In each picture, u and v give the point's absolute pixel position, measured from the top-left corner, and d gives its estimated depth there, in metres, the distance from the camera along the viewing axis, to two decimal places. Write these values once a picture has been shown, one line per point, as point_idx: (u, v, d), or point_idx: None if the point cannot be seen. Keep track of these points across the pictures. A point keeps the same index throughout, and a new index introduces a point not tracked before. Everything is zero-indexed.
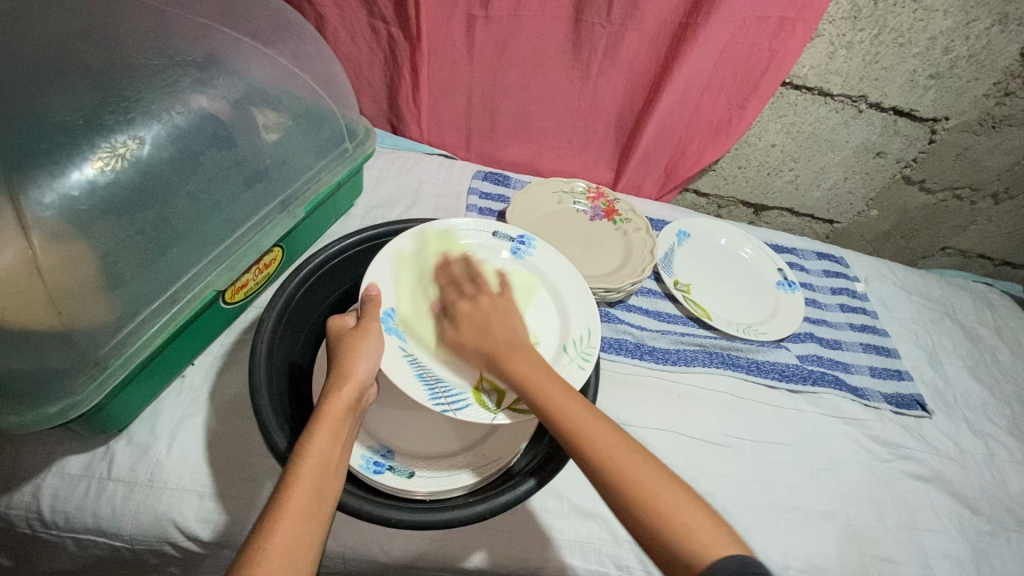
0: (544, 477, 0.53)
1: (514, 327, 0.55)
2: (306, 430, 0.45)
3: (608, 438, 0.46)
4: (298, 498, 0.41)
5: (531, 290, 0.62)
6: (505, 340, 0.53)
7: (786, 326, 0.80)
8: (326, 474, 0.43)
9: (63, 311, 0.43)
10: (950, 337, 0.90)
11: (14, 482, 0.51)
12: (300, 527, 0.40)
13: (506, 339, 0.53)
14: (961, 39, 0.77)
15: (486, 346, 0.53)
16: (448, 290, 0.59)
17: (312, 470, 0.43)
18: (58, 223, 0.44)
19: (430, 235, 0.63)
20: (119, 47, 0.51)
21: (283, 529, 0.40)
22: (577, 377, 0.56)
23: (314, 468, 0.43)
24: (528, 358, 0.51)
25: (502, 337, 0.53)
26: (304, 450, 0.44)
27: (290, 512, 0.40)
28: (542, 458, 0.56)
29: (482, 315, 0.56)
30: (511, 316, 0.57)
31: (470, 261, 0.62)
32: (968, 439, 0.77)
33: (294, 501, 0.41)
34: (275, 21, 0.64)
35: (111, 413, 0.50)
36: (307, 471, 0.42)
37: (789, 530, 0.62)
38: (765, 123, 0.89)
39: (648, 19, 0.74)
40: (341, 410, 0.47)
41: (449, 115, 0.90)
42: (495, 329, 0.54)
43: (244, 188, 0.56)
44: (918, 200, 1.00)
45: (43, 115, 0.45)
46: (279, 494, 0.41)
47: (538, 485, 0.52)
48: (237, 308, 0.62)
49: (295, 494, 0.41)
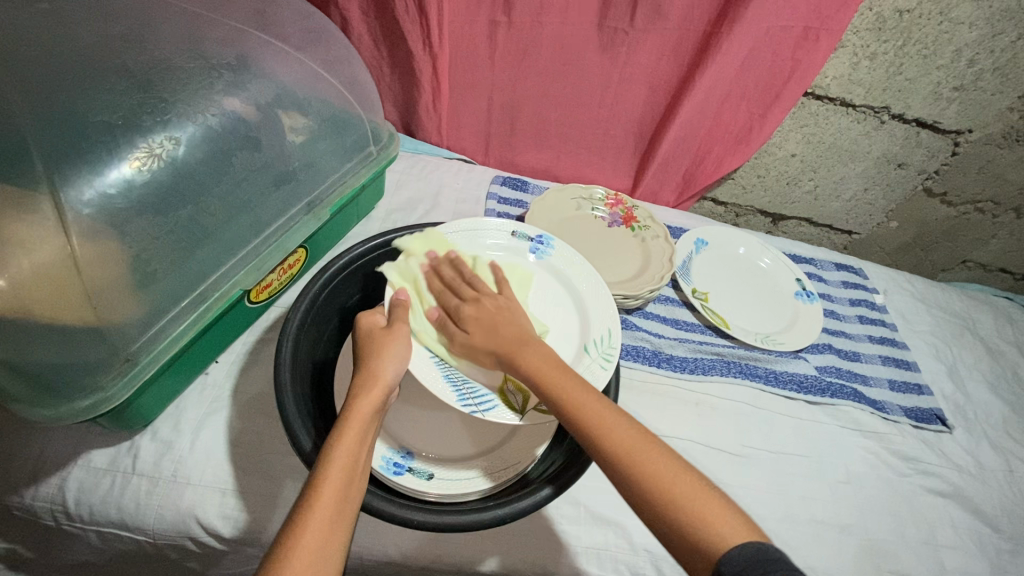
0: (576, 472, 0.54)
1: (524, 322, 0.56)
2: (334, 428, 0.46)
3: (598, 411, 0.47)
4: (328, 497, 0.41)
5: (526, 282, 0.63)
6: (516, 336, 0.53)
7: (805, 336, 0.80)
8: (354, 473, 0.44)
9: (99, 308, 0.44)
10: (970, 352, 0.89)
11: (40, 474, 0.52)
12: (329, 525, 0.40)
13: (515, 332, 0.54)
14: (986, 52, 0.77)
15: (496, 339, 0.53)
16: (446, 295, 0.57)
17: (340, 470, 0.43)
18: (96, 221, 0.44)
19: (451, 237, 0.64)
20: (155, 49, 0.52)
21: (313, 526, 0.40)
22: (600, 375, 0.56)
23: (342, 467, 0.43)
24: (537, 352, 0.51)
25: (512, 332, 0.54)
26: (334, 449, 0.44)
27: (320, 511, 0.41)
28: (572, 451, 0.56)
29: (485, 316, 0.55)
30: (517, 312, 0.57)
31: (459, 264, 0.60)
32: (988, 456, 0.76)
33: (324, 499, 0.41)
34: (305, 25, 0.64)
35: (138, 408, 0.51)
36: (336, 470, 0.43)
37: (805, 543, 0.61)
38: (786, 132, 0.88)
39: (672, 28, 0.74)
40: (370, 409, 0.47)
41: (469, 119, 0.91)
42: (501, 326, 0.54)
43: (272, 189, 0.57)
44: (939, 213, 0.99)
45: (82, 115, 0.46)
46: (308, 493, 0.42)
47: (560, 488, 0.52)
48: (260, 307, 0.63)
49: (324, 494, 0.41)
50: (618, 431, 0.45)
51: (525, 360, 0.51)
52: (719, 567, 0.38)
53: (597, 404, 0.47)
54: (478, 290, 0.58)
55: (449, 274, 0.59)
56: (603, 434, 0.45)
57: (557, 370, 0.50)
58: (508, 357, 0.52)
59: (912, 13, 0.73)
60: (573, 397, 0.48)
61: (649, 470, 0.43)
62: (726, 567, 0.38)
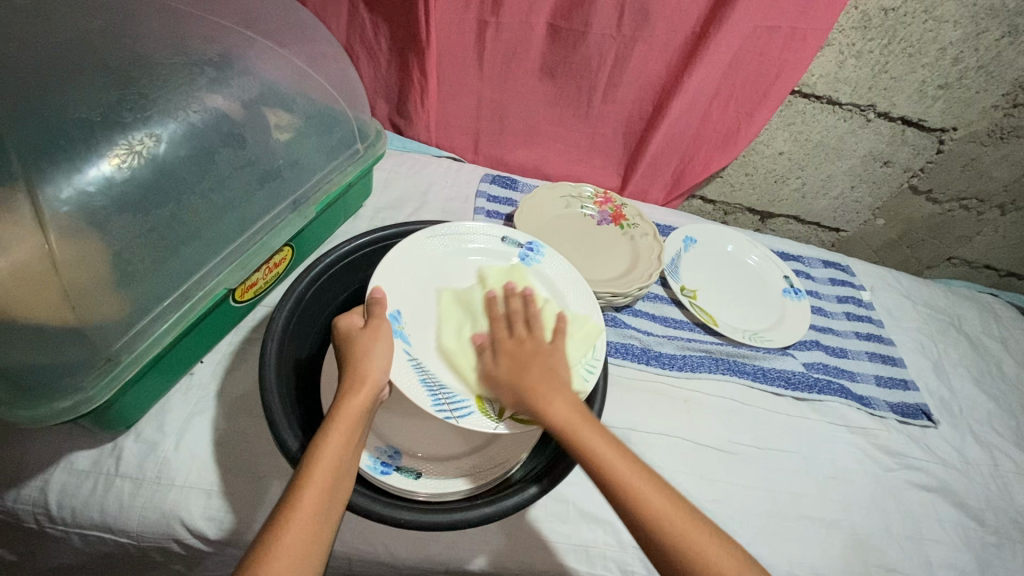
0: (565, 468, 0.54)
1: (561, 369, 0.53)
2: (321, 428, 0.45)
3: (626, 468, 0.46)
4: (312, 498, 0.41)
5: (591, 338, 0.59)
6: (544, 378, 0.52)
7: (793, 333, 0.80)
8: (339, 475, 0.43)
9: (78, 308, 0.43)
10: (956, 348, 0.90)
11: (22, 477, 0.52)
12: (312, 526, 0.40)
13: (548, 377, 0.52)
14: (970, 50, 0.78)
15: (523, 386, 0.51)
16: (499, 325, 0.57)
17: (325, 472, 0.42)
18: (75, 219, 0.44)
19: (439, 240, 0.63)
20: (137, 46, 0.52)
21: (296, 527, 0.40)
22: (582, 385, 0.56)
23: (327, 469, 0.43)
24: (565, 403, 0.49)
25: (544, 382, 0.51)
26: (319, 451, 0.43)
27: (303, 513, 0.40)
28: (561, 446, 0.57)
29: (524, 355, 0.54)
30: (558, 359, 0.54)
31: (530, 303, 0.59)
32: (973, 450, 0.76)
33: (307, 501, 0.41)
34: (291, 22, 0.64)
35: (120, 409, 0.50)
36: (320, 472, 0.42)
37: (793, 538, 0.62)
38: (774, 130, 0.89)
39: (659, 26, 0.74)
40: (357, 411, 0.47)
41: (458, 118, 0.91)
42: (533, 367, 0.52)
43: (257, 187, 0.57)
44: (925, 210, 1.00)
45: (61, 112, 0.45)
46: (292, 493, 0.41)
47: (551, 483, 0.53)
48: (246, 307, 0.62)
49: (306, 496, 0.41)
50: (636, 482, 0.46)
51: (554, 407, 0.49)
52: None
53: (612, 452, 0.47)
54: (531, 332, 0.56)
55: (509, 311, 0.58)
56: (637, 498, 0.45)
57: (588, 425, 0.49)
58: (532, 401, 0.50)
59: (897, 11, 0.74)
60: (592, 446, 0.47)
61: (684, 531, 0.44)
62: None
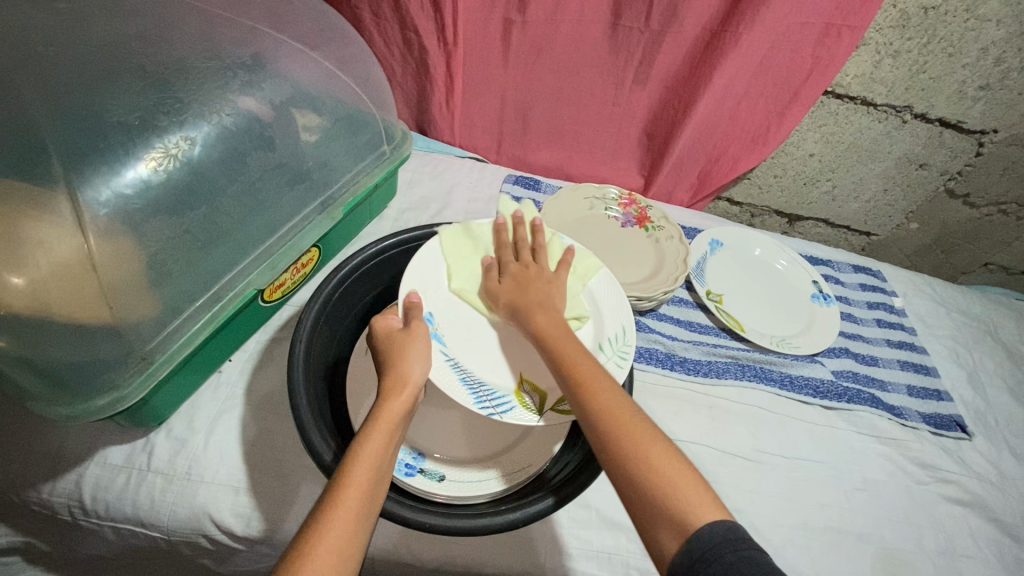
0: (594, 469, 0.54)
1: (557, 300, 0.57)
2: (361, 430, 0.45)
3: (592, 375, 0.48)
4: (351, 498, 0.41)
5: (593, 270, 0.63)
6: (538, 302, 0.56)
7: (822, 340, 0.78)
8: (377, 476, 0.43)
9: (115, 308, 0.44)
10: (992, 357, 0.87)
11: (58, 470, 0.53)
12: (350, 525, 0.40)
13: (541, 300, 0.56)
14: (1014, 50, 0.75)
15: (520, 303, 0.56)
16: (506, 250, 0.62)
17: (364, 473, 0.42)
18: (113, 221, 0.45)
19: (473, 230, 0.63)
20: (172, 49, 0.52)
21: (335, 526, 0.39)
22: (616, 373, 0.55)
23: (366, 470, 0.43)
24: (554, 320, 0.53)
25: (539, 300, 0.56)
26: (357, 452, 0.43)
27: (342, 513, 0.40)
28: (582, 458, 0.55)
29: (527, 278, 0.59)
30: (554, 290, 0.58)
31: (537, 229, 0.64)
32: (1009, 464, 0.74)
33: (346, 500, 0.41)
34: (319, 24, 0.64)
35: (153, 406, 0.52)
36: (360, 473, 0.42)
37: (820, 550, 0.60)
38: (804, 131, 0.87)
39: (687, 24, 0.73)
40: (397, 413, 0.47)
41: (482, 118, 0.91)
42: (533, 290, 0.57)
43: (288, 189, 0.57)
44: (961, 214, 0.97)
45: (100, 115, 0.46)
46: (331, 494, 0.41)
47: (574, 492, 0.52)
48: (274, 306, 0.63)
49: (346, 495, 0.41)
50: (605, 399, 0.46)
51: (540, 318, 0.53)
52: (690, 544, 0.38)
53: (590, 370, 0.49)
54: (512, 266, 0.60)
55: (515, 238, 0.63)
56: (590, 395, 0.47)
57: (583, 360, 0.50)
58: (521, 316, 0.55)
59: (937, 9, 0.71)
60: (575, 363, 0.49)
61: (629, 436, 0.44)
62: (697, 543, 0.38)
